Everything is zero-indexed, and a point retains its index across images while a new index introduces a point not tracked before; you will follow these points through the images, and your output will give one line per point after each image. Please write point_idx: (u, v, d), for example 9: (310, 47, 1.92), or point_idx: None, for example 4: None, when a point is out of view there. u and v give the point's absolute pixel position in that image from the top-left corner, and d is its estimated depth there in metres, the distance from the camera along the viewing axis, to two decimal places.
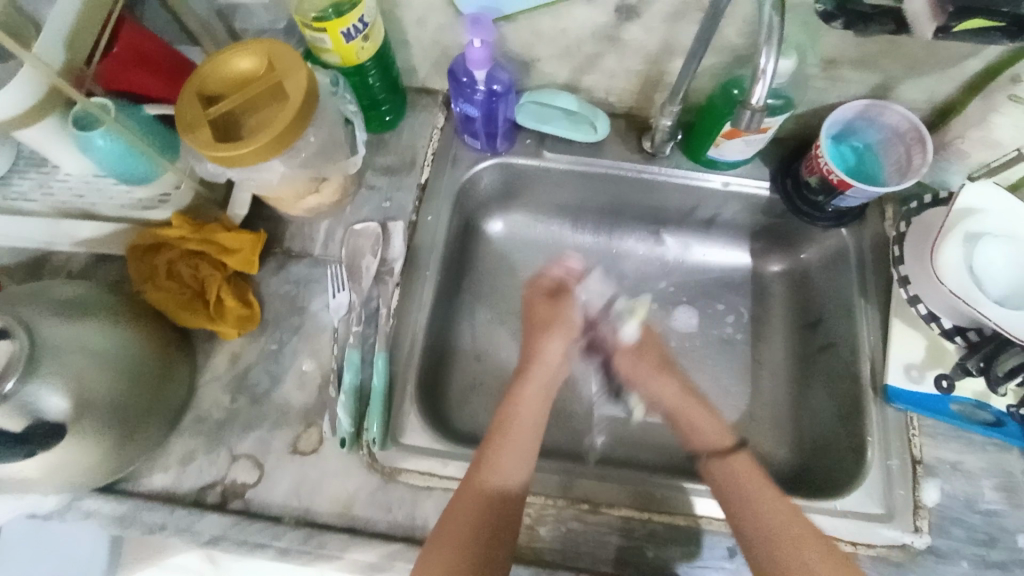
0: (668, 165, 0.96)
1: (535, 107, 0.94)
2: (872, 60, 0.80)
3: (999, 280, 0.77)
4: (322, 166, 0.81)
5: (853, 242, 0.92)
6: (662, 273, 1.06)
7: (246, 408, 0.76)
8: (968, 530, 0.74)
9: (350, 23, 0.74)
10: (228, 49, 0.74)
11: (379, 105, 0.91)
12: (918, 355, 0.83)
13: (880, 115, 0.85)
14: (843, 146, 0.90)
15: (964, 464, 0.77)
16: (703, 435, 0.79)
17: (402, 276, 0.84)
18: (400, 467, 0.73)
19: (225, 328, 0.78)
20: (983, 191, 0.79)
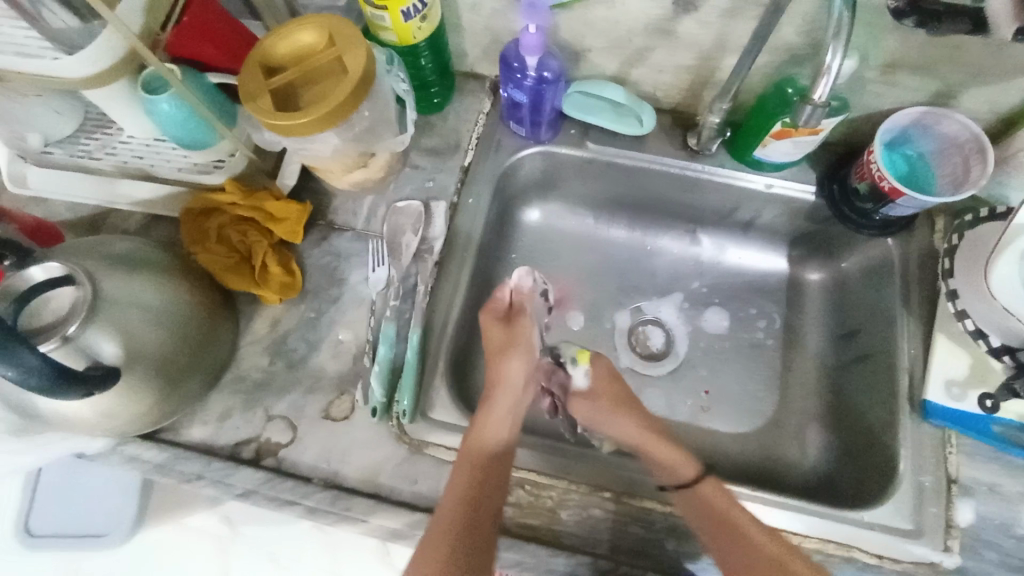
0: (711, 163, 0.95)
1: (581, 98, 0.94)
2: (936, 66, 0.77)
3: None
4: (371, 142, 0.82)
5: (898, 253, 0.90)
6: (695, 273, 1.06)
7: (283, 371, 0.79)
8: (1001, 554, 0.72)
9: (410, 2, 0.75)
10: (292, 22, 0.76)
11: (429, 87, 0.93)
12: (960, 372, 0.80)
13: (937, 123, 0.83)
14: (895, 155, 0.88)
15: (1001, 487, 0.75)
16: (667, 466, 0.73)
17: (440, 256, 0.86)
18: (427, 440, 0.75)
19: (268, 293, 0.80)
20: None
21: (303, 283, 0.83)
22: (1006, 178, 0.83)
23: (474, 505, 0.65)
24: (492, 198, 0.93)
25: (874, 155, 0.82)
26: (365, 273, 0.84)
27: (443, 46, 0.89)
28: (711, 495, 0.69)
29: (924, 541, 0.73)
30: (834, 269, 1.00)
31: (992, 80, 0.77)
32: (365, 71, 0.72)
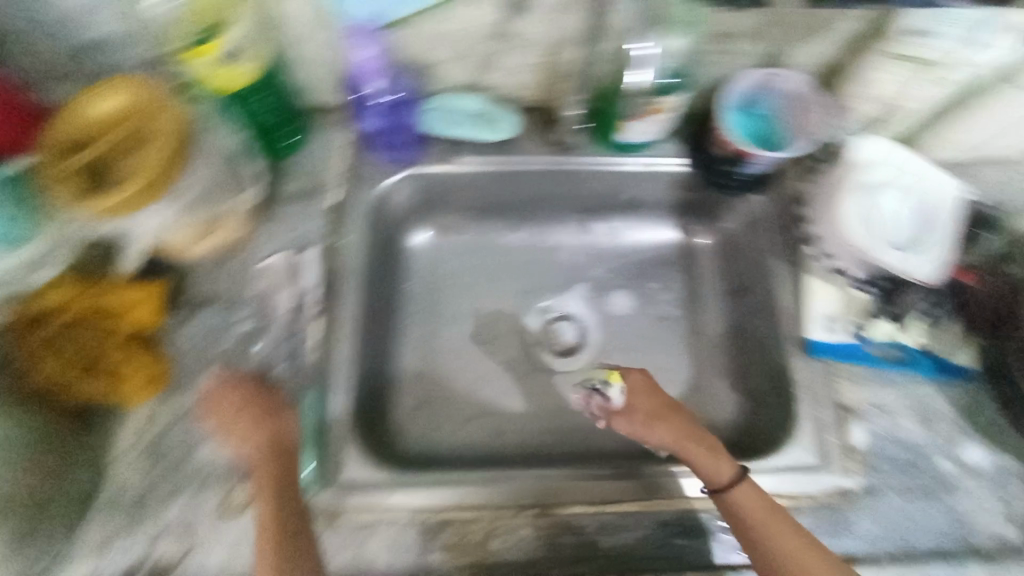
0: (581, 155, 0.94)
1: (441, 112, 0.92)
2: (763, 30, 0.80)
3: (902, 224, 0.84)
4: (210, 208, 0.76)
5: (761, 208, 0.95)
6: (595, 261, 1.03)
7: (162, 477, 0.71)
8: (894, 460, 0.79)
9: (219, 49, 0.69)
10: (81, 96, 0.68)
11: (274, 130, 0.86)
12: (834, 308, 0.87)
13: (772, 83, 0.86)
14: (747, 119, 0.88)
15: (885, 401, 0.83)
16: (706, 467, 0.70)
17: (322, 307, 0.82)
18: (340, 508, 0.71)
19: (127, 396, 0.72)
20: (874, 141, 0.87)
21: (173, 372, 0.76)
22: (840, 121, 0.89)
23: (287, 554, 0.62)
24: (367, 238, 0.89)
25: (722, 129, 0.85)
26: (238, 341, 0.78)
27: (281, 86, 0.83)
28: (745, 502, 0.67)
29: (835, 479, 0.77)
30: (721, 231, 1.02)
31: (812, 36, 0.81)
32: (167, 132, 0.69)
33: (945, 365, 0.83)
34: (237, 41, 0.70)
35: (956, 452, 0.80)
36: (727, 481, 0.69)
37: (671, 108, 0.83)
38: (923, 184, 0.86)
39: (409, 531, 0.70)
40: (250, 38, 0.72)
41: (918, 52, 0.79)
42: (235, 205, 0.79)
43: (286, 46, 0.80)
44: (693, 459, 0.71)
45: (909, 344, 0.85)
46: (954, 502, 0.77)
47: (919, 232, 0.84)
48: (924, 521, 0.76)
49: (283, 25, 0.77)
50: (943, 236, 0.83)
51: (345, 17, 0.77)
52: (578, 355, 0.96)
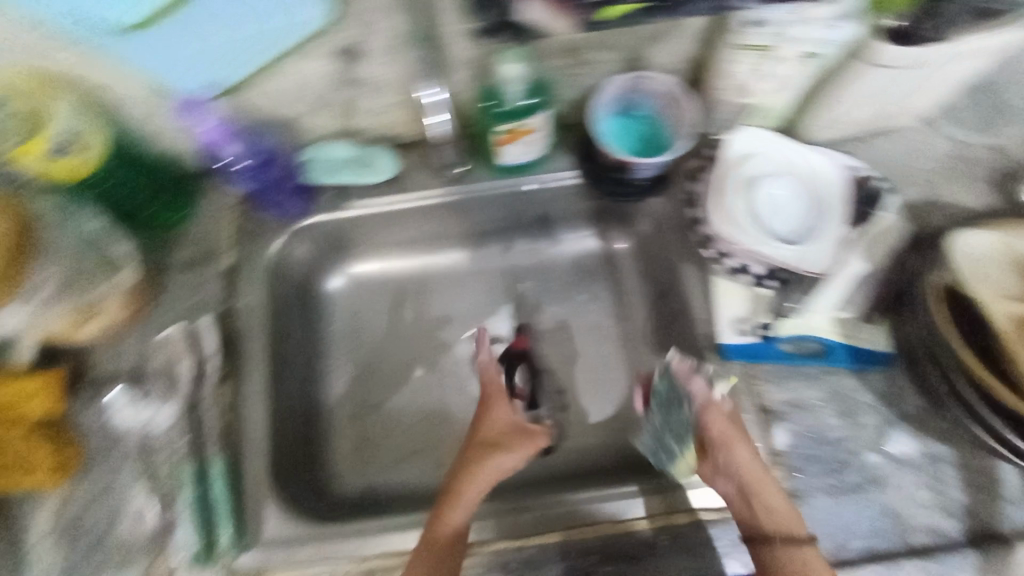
0: (475, 183, 0.76)
1: (317, 163, 0.71)
2: (613, 38, 0.61)
3: (787, 213, 0.64)
4: (84, 294, 0.59)
5: (666, 211, 0.74)
6: (520, 279, 0.88)
7: (83, 561, 0.60)
8: (820, 466, 0.61)
9: (50, 142, 0.53)
10: None
11: (158, 212, 0.69)
12: (744, 306, 0.66)
13: (639, 87, 0.69)
14: (623, 123, 0.70)
15: (804, 400, 0.64)
16: (774, 519, 0.56)
17: (228, 372, 0.68)
18: (267, 569, 0.61)
19: (38, 482, 0.60)
20: (746, 132, 0.66)
21: (86, 452, 0.64)
22: (716, 114, 0.67)
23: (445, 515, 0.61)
24: (271, 274, 0.74)
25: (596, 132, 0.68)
26: (142, 418, 0.65)
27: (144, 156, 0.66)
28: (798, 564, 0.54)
29: (803, 486, 0.61)
30: (636, 235, 0.85)
31: (732, 51, 0.57)
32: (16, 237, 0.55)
33: (866, 354, 0.63)
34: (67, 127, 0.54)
35: (878, 439, 0.61)
36: (773, 534, 0.55)
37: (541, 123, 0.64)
38: (806, 162, 0.65)
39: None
40: (83, 120, 0.56)
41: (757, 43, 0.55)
42: (118, 290, 0.61)
43: (112, 104, 0.58)
44: (749, 501, 0.58)
45: (819, 333, 0.64)
46: (890, 499, 0.59)
47: (807, 219, 0.64)
48: (853, 525, 0.59)
49: (110, 96, 0.57)
50: (832, 218, 0.63)
51: (168, 92, 0.57)
52: (501, 383, 0.82)
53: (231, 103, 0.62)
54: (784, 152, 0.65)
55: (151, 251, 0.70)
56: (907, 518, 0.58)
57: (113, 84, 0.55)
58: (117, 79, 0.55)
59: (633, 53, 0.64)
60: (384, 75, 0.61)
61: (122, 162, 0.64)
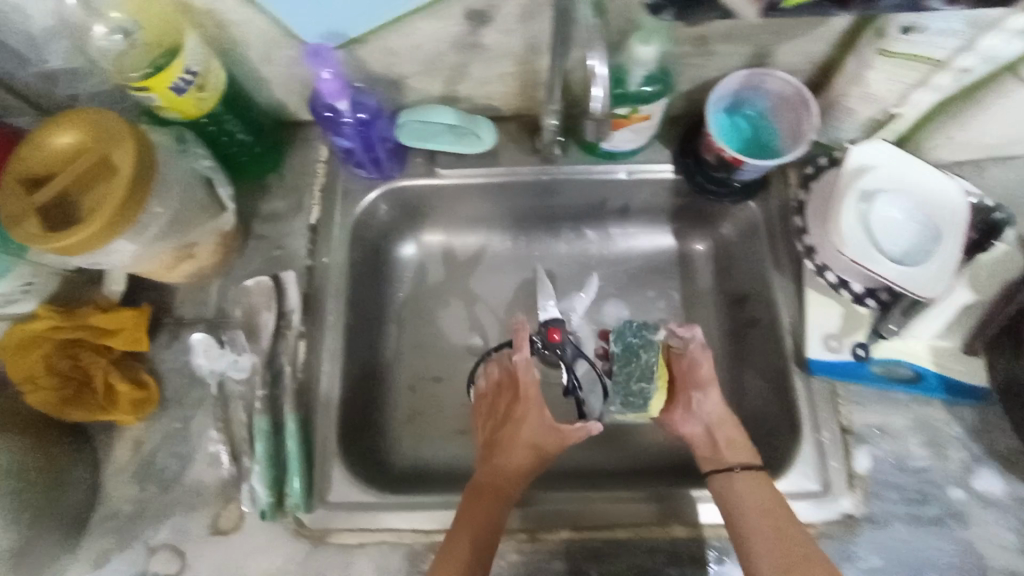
0: (566, 165, 0.74)
1: (415, 125, 0.69)
2: (748, 31, 0.60)
3: (897, 234, 0.61)
4: (185, 234, 0.60)
5: (762, 217, 0.72)
6: (587, 269, 0.83)
7: (156, 497, 0.61)
8: (901, 496, 0.60)
9: (175, 76, 0.53)
10: (50, 122, 0.52)
11: (255, 158, 0.69)
12: (835, 323, 0.66)
13: (764, 83, 0.66)
14: (733, 119, 0.68)
15: (890, 426, 0.62)
16: (734, 452, 0.64)
17: (306, 327, 0.67)
18: (331, 528, 0.61)
19: (118, 416, 0.61)
20: (872, 144, 0.62)
21: (163, 392, 0.64)
22: (836, 123, 0.65)
23: (472, 511, 0.59)
24: (354, 233, 0.73)
25: (708, 126, 0.66)
26: (216, 367, 0.63)
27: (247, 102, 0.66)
28: (755, 490, 0.60)
29: (882, 513, 0.60)
30: (717, 237, 0.80)
31: (875, 58, 0.56)
32: (144, 164, 0.51)
33: (958, 386, 0.62)
34: (197, 60, 0.54)
35: (963, 474, 0.60)
36: (735, 466, 0.62)
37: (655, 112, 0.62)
38: (926, 185, 0.62)
39: (397, 552, 0.60)
40: (206, 55, 0.56)
41: (904, 50, 0.53)
42: (213, 234, 0.63)
43: (238, 43, 0.59)
44: (714, 440, 0.66)
45: (917, 360, 0.63)
46: (970, 536, 0.58)
47: (918, 244, 0.61)
48: (927, 556, 0.58)
49: (235, 36, 0.58)
50: (946, 247, 0.60)
51: (297, 40, 0.59)
52: None
53: (349, 55, 0.62)
54: (904, 171, 0.63)
55: (242, 197, 0.70)
56: (983, 556, 0.58)
57: (239, 23, 0.57)
58: (252, 18, 0.56)
59: (761, 48, 0.62)
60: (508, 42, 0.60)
61: (232, 105, 0.63)
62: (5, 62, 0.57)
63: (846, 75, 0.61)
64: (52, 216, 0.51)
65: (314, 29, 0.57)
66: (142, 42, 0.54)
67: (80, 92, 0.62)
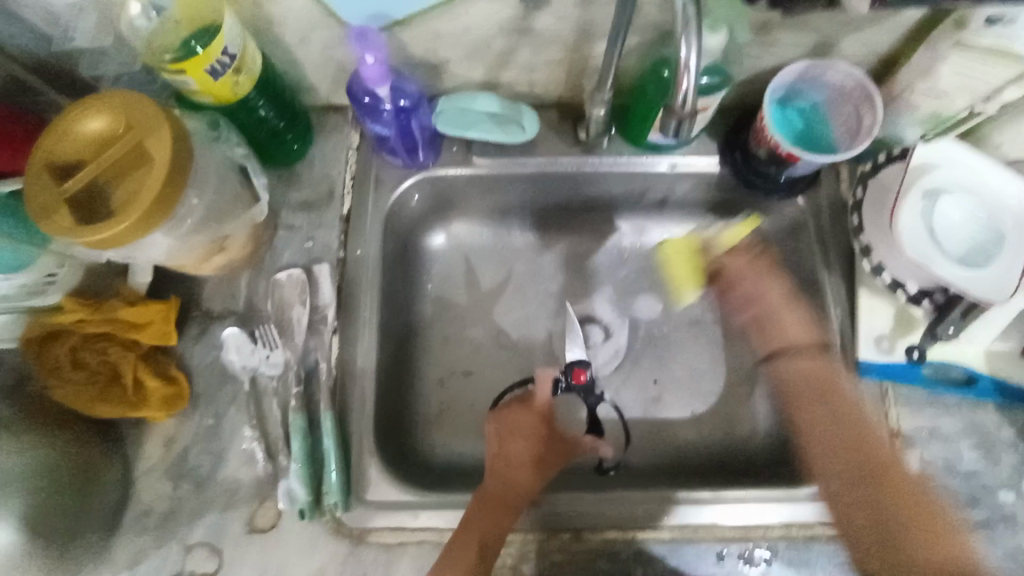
0: (609, 155, 0.71)
1: (455, 112, 0.66)
2: (816, 19, 0.57)
3: (957, 236, 0.60)
4: (220, 224, 0.57)
5: (811, 214, 0.70)
6: (620, 262, 0.80)
7: (189, 497, 0.58)
8: (957, 502, 0.58)
9: (214, 57, 0.50)
10: (76, 104, 0.48)
11: (287, 145, 0.67)
12: (886, 324, 0.64)
13: (824, 75, 0.63)
14: (787, 112, 0.66)
15: (943, 430, 0.61)
16: (795, 331, 0.67)
17: (341, 320, 0.65)
18: (369, 527, 0.58)
19: (148, 413, 0.59)
20: (935, 143, 0.61)
21: (193, 388, 0.62)
22: (896, 117, 0.63)
23: (478, 514, 0.57)
24: (387, 222, 0.70)
25: (763, 117, 0.63)
26: (249, 363, 0.61)
27: (281, 86, 0.63)
28: (810, 373, 0.65)
29: None
30: (759, 233, 0.77)
31: (950, 50, 0.54)
32: (180, 150, 0.47)
33: (1009, 389, 0.61)
34: (235, 42, 0.51)
35: (1016, 479, 0.59)
36: (775, 353, 0.68)
37: (710, 107, 0.60)
38: (989, 186, 0.61)
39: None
40: (243, 35, 0.53)
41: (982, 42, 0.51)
42: (247, 226, 0.60)
43: (277, 22, 0.56)
44: (770, 333, 0.69)
45: (972, 363, 0.62)
46: None
47: (981, 246, 0.59)
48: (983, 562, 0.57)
49: (269, 15, 0.55)
50: (1010, 252, 0.58)
51: (339, 20, 0.56)
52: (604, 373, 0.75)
53: (393, 37, 0.59)
54: (965, 172, 0.61)
55: (273, 186, 0.67)
56: None
57: (279, 1, 0.54)
58: None
59: (823, 37, 0.60)
60: (562, 24, 0.58)
61: (267, 89, 0.61)
62: (26, 41, 0.54)
63: (910, 67, 0.58)
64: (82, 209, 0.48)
65: (358, 8, 0.54)
66: (173, 18, 0.52)
67: (108, 73, 0.59)
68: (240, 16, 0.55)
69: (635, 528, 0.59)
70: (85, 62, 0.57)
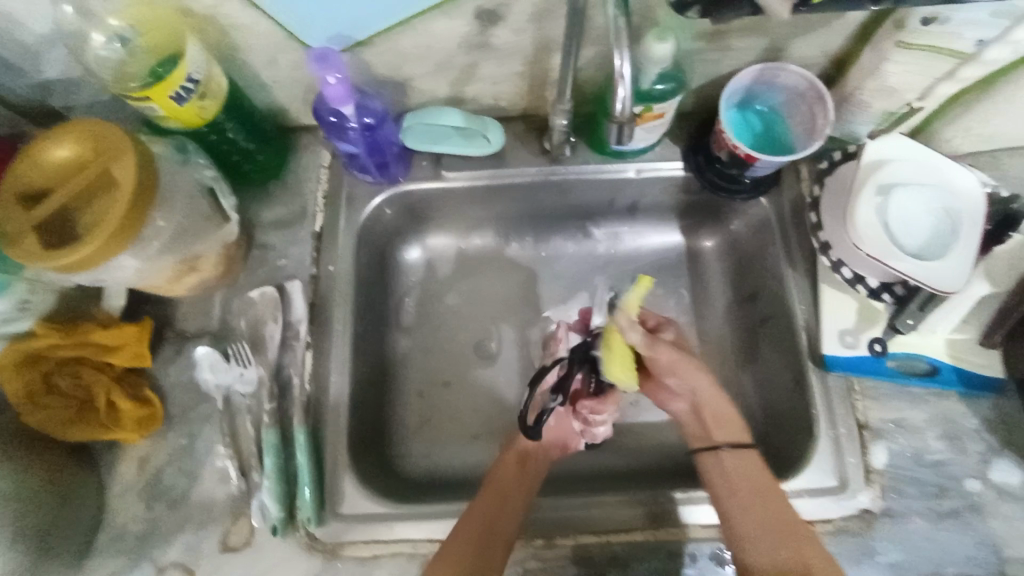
0: (574, 164, 0.73)
1: (421, 128, 0.68)
2: (764, 26, 0.59)
3: (914, 229, 0.61)
4: (190, 244, 0.58)
5: (773, 213, 0.71)
6: (593, 269, 0.81)
7: (164, 517, 0.59)
8: (924, 492, 0.59)
9: (177, 83, 0.52)
10: (44, 133, 0.50)
11: (259, 165, 0.68)
12: (851, 319, 0.66)
13: (778, 78, 0.65)
14: (745, 116, 0.68)
15: (909, 421, 0.62)
16: (725, 429, 0.64)
17: (315, 336, 0.66)
18: (344, 542, 0.58)
19: (123, 434, 0.59)
20: (888, 139, 0.64)
21: (168, 407, 0.62)
22: (848, 116, 0.65)
23: (478, 511, 0.57)
24: (360, 238, 0.71)
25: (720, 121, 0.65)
26: (223, 381, 0.62)
27: (250, 108, 0.65)
28: (743, 468, 0.60)
29: (905, 510, 0.59)
30: (727, 234, 0.78)
31: (891, 50, 0.56)
32: (144, 174, 0.49)
33: (972, 378, 0.62)
34: (199, 68, 0.53)
35: (982, 466, 0.60)
36: (722, 444, 0.63)
37: (666, 112, 0.62)
38: (942, 178, 0.63)
39: (415, 564, 0.58)
40: (207, 60, 0.54)
41: (919, 42, 0.53)
42: (218, 245, 0.61)
43: (242, 47, 0.58)
44: (701, 416, 0.65)
45: (932, 353, 0.64)
46: (993, 528, 0.58)
47: (935, 238, 0.61)
48: (951, 550, 0.57)
49: (235, 41, 0.57)
50: (964, 241, 0.60)
51: (303, 43, 0.58)
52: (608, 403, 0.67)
53: (355, 58, 0.61)
54: (918, 166, 0.63)
55: (246, 206, 0.69)
56: (1005, 547, 0.57)
57: (243, 27, 0.56)
58: (259, 21, 0.55)
59: (772, 43, 0.62)
60: (519, 39, 0.60)
61: (234, 112, 0.62)
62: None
63: (856, 68, 0.61)
64: (50, 236, 0.50)
65: (319, 31, 0.56)
66: (141, 48, 0.54)
67: (79, 100, 0.60)
68: (206, 43, 0.57)
69: (616, 531, 0.60)
70: (57, 92, 0.59)
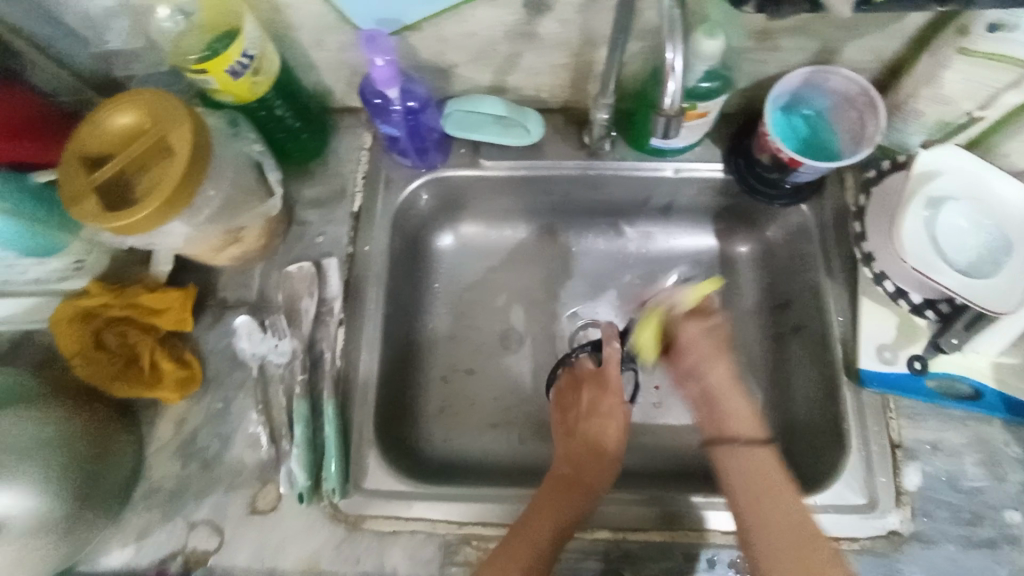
0: (612, 159, 0.72)
1: (462, 117, 0.69)
2: (818, 25, 0.58)
3: (962, 244, 0.59)
4: (234, 216, 0.60)
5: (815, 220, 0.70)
6: (624, 267, 0.81)
7: (196, 476, 0.61)
8: (960, 519, 0.57)
9: (233, 59, 0.54)
10: (108, 102, 0.52)
11: (303, 144, 0.70)
12: (890, 333, 0.64)
13: (828, 81, 0.63)
14: (790, 120, 0.66)
15: (946, 443, 0.60)
16: (739, 423, 0.61)
17: (347, 313, 0.67)
18: (365, 514, 0.60)
19: (162, 393, 0.62)
20: (944, 148, 0.61)
21: (205, 372, 0.65)
22: (901, 125, 0.63)
23: (525, 539, 0.54)
24: (396, 220, 0.72)
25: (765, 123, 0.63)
26: (258, 351, 0.64)
27: (298, 88, 0.67)
28: (758, 465, 0.58)
29: (937, 534, 0.57)
30: (764, 239, 0.77)
31: (953, 57, 0.54)
32: (199, 143, 0.51)
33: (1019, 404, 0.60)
34: (254, 44, 0.55)
35: (1023, 496, 0.58)
36: (739, 439, 0.60)
37: (710, 112, 0.61)
38: (998, 193, 0.60)
39: (431, 543, 0.59)
40: (262, 38, 0.56)
41: (984, 49, 0.51)
42: (260, 218, 0.63)
43: (293, 26, 0.60)
44: (714, 410, 0.63)
45: (976, 375, 0.61)
46: None
47: (987, 256, 0.59)
48: None
49: (289, 20, 0.59)
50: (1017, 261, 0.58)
51: (353, 25, 0.59)
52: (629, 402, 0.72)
53: (403, 41, 0.62)
54: (973, 180, 0.61)
55: (288, 183, 0.71)
56: None
57: (297, 7, 0.57)
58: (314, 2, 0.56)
59: (826, 44, 0.60)
60: (566, 29, 0.60)
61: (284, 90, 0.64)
62: (69, 44, 0.59)
63: (914, 74, 0.59)
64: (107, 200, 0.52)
65: (371, 13, 0.58)
66: (202, 24, 0.56)
67: (141, 73, 0.63)
68: (263, 22, 0.59)
69: (630, 529, 0.59)
70: (121, 64, 0.62)
